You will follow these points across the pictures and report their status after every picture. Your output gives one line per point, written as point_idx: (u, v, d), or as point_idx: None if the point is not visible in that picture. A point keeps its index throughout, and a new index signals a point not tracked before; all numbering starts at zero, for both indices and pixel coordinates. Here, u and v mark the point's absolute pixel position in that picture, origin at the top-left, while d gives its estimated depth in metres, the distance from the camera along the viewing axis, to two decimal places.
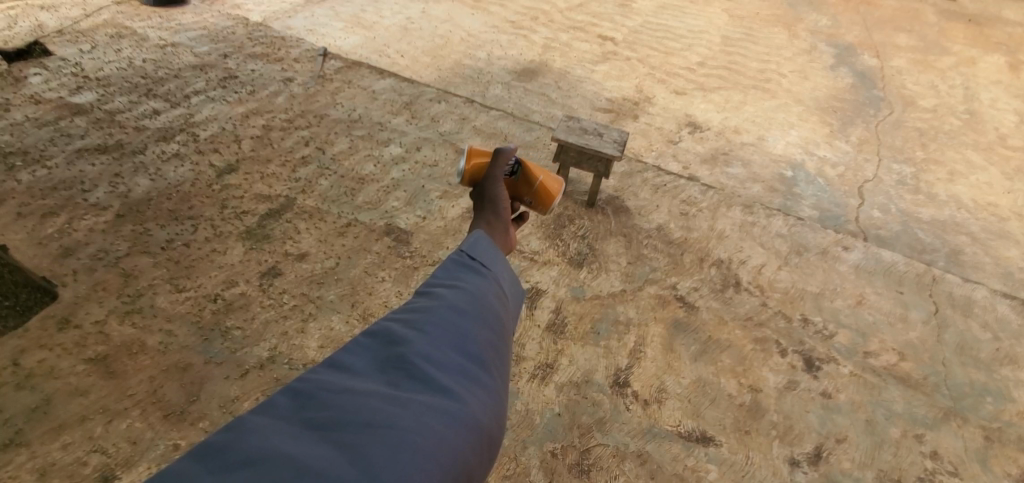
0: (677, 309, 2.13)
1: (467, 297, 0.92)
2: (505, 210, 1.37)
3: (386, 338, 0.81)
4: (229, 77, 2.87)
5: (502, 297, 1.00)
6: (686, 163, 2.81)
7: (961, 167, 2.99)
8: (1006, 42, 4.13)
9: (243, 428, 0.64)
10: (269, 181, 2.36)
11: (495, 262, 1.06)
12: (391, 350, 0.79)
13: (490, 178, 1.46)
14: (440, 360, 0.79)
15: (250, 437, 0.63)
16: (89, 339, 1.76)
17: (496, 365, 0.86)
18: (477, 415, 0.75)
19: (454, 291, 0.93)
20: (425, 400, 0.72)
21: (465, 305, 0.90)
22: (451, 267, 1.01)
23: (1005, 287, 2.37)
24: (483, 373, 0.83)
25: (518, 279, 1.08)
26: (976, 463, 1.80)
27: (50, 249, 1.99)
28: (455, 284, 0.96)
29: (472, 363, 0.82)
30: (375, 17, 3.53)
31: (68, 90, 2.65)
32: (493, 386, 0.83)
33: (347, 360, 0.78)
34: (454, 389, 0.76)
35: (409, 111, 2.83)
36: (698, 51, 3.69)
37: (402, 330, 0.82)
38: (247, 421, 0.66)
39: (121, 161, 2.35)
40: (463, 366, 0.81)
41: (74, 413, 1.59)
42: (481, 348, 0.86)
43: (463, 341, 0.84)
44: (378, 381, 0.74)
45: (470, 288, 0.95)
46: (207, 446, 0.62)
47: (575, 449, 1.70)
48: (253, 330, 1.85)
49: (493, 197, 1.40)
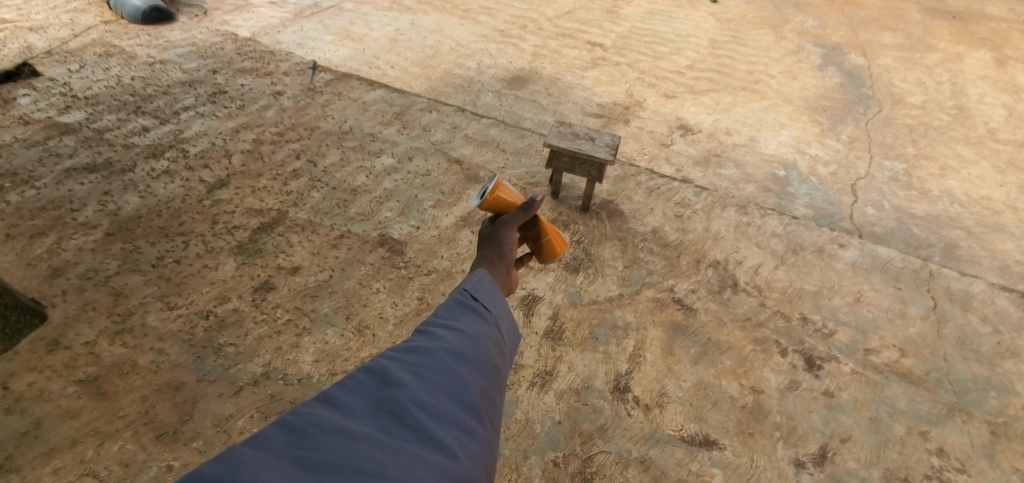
0: (675, 311, 2.12)
1: (466, 342, 0.91)
2: (511, 253, 1.33)
3: (382, 378, 0.79)
4: (218, 92, 2.86)
5: (500, 344, 0.98)
6: (679, 166, 2.81)
7: (953, 162, 3.00)
8: (991, 37, 4.16)
9: (231, 458, 0.62)
10: (260, 194, 2.34)
11: (495, 306, 1.06)
12: (387, 390, 0.77)
13: (503, 224, 1.42)
14: (435, 407, 0.77)
15: (241, 470, 0.60)
16: (80, 359, 1.73)
17: (489, 417, 0.84)
18: (468, 470, 0.73)
19: (454, 334, 0.91)
20: (419, 452, 0.70)
21: (463, 351, 0.89)
22: (450, 309, 0.99)
23: (1003, 280, 2.37)
24: (478, 424, 0.80)
25: (515, 324, 1.07)
26: (984, 458, 1.79)
27: (39, 270, 1.96)
28: (455, 326, 0.94)
29: (468, 412, 0.80)
30: (364, 29, 3.53)
31: (57, 110, 2.63)
32: (486, 438, 0.80)
33: (341, 397, 0.76)
34: (449, 441, 0.74)
35: (400, 121, 2.82)
36: (686, 54, 3.70)
37: (400, 372, 0.80)
38: (239, 451, 0.63)
39: (111, 180, 2.33)
40: (459, 415, 0.79)
41: (65, 436, 1.56)
42: (477, 396, 0.84)
43: (459, 389, 0.82)
44: (372, 425, 0.72)
45: (471, 333, 0.94)
46: (197, 474, 0.59)
47: (577, 458, 1.68)
48: (247, 346, 1.82)
49: (498, 239, 1.36)
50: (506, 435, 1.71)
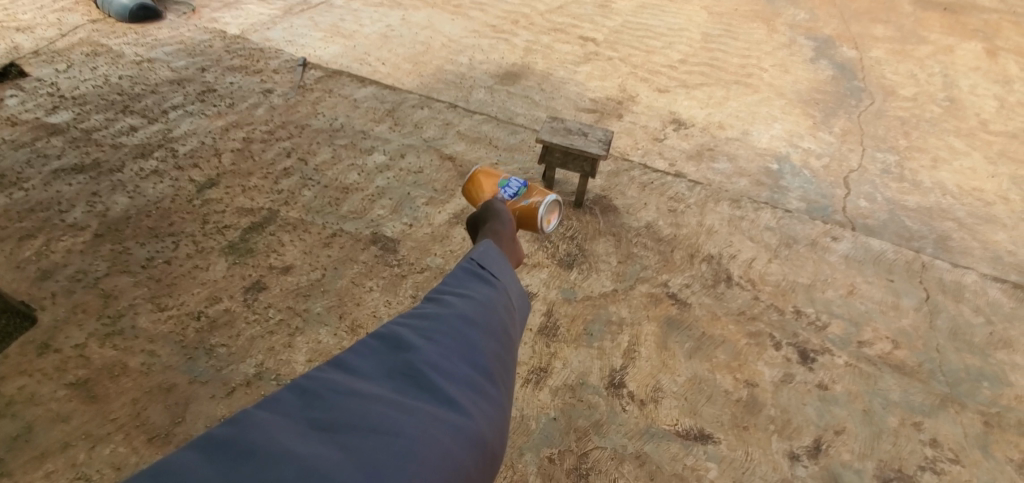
0: (670, 306, 2.12)
1: (476, 306, 0.92)
2: (510, 222, 1.39)
3: (394, 343, 0.82)
4: (207, 90, 2.83)
5: (511, 308, 0.99)
6: (672, 160, 2.80)
7: (944, 154, 3.01)
8: (982, 29, 4.17)
9: (248, 423, 0.66)
10: (251, 193, 2.32)
11: (505, 273, 1.06)
12: (398, 355, 0.80)
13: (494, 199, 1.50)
14: (447, 369, 0.80)
15: (255, 434, 0.64)
16: (70, 362, 1.71)
17: (502, 378, 0.86)
18: (481, 429, 0.76)
19: (464, 299, 0.93)
20: (432, 411, 0.73)
21: (474, 315, 0.90)
22: (460, 275, 1.01)
23: (995, 271, 2.38)
24: (489, 386, 0.83)
25: (525, 289, 1.08)
26: (977, 448, 1.80)
27: (28, 272, 1.94)
28: (465, 291, 0.96)
29: (479, 374, 0.83)
30: (354, 26, 3.50)
31: (44, 110, 2.60)
32: (499, 399, 0.83)
33: (353, 363, 0.79)
34: (461, 401, 0.76)
35: (392, 118, 2.81)
36: (679, 48, 3.69)
37: (411, 337, 0.83)
38: (253, 417, 0.68)
39: (99, 180, 2.30)
40: (470, 376, 0.81)
41: (56, 440, 1.55)
42: (488, 359, 0.86)
43: (470, 352, 0.84)
44: (384, 387, 0.75)
45: (481, 298, 0.95)
46: (212, 438, 0.64)
47: (573, 453, 1.68)
48: (239, 347, 1.81)
49: (497, 213, 1.42)
50: None
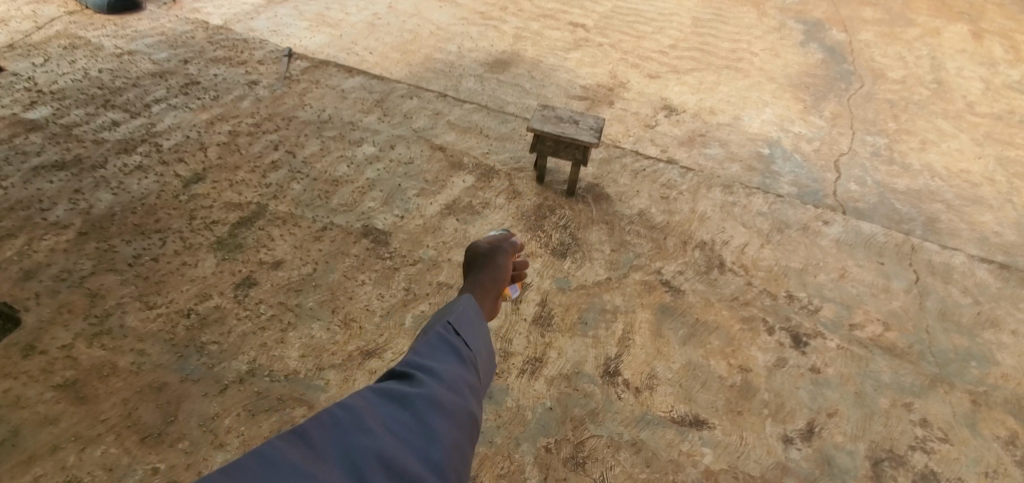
0: (663, 294, 2.11)
1: (442, 391, 0.92)
2: (501, 281, 1.37)
3: (355, 425, 0.81)
4: (191, 83, 2.78)
5: (477, 394, 0.99)
6: (664, 146, 2.79)
7: (932, 136, 3.02)
8: (968, 11, 4.16)
9: None
10: (239, 188, 2.29)
11: (477, 353, 1.06)
12: (357, 439, 0.79)
13: (496, 249, 1.46)
14: (402, 463, 0.79)
15: None
16: (57, 364, 1.69)
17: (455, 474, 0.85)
18: None
19: (431, 382, 0.92)
20: None
21: (440, 401, 0.90)
22: (434, 349, 1.00)
23: (982, 252, 2.39)
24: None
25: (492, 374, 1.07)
26: (965, 427, 1.81)
27: (10, 273, 1.90)
28: (436, 371, 0.95)
29: (435, 469, 0.82)
30: (340, 14, 3.44)
31: (22, 106, 2.54)
32: None
33: (312, 440, 0.78)
34: None
35: (380, 109, 2.77)
36: (669, 33, 3.66)
37: (373, 423, 0.82)
38: None
39: (81, 177, 2.26)
40: (425, 473, 0.80)
41: (45, 443, 1.53)
42: (447, 451, 0.85)
43: (429, 445, 0.83)
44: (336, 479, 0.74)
45: (448, 377, 0.95)
46: None
47: (569, 442, 1.68)
48: (230, 344, 1.78)
49: (492, 267, 1.40)
50: (496, 423, 1.70)
